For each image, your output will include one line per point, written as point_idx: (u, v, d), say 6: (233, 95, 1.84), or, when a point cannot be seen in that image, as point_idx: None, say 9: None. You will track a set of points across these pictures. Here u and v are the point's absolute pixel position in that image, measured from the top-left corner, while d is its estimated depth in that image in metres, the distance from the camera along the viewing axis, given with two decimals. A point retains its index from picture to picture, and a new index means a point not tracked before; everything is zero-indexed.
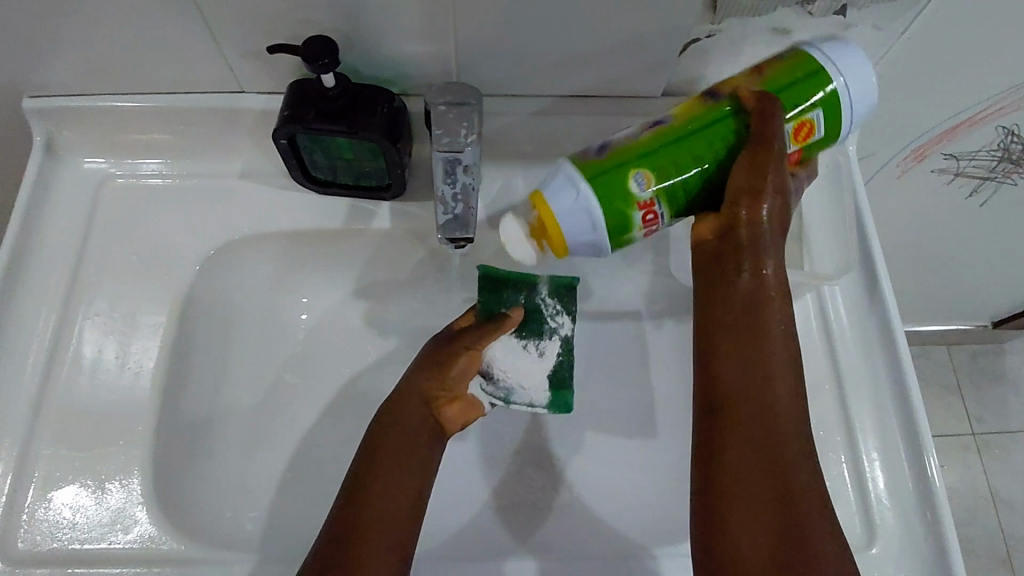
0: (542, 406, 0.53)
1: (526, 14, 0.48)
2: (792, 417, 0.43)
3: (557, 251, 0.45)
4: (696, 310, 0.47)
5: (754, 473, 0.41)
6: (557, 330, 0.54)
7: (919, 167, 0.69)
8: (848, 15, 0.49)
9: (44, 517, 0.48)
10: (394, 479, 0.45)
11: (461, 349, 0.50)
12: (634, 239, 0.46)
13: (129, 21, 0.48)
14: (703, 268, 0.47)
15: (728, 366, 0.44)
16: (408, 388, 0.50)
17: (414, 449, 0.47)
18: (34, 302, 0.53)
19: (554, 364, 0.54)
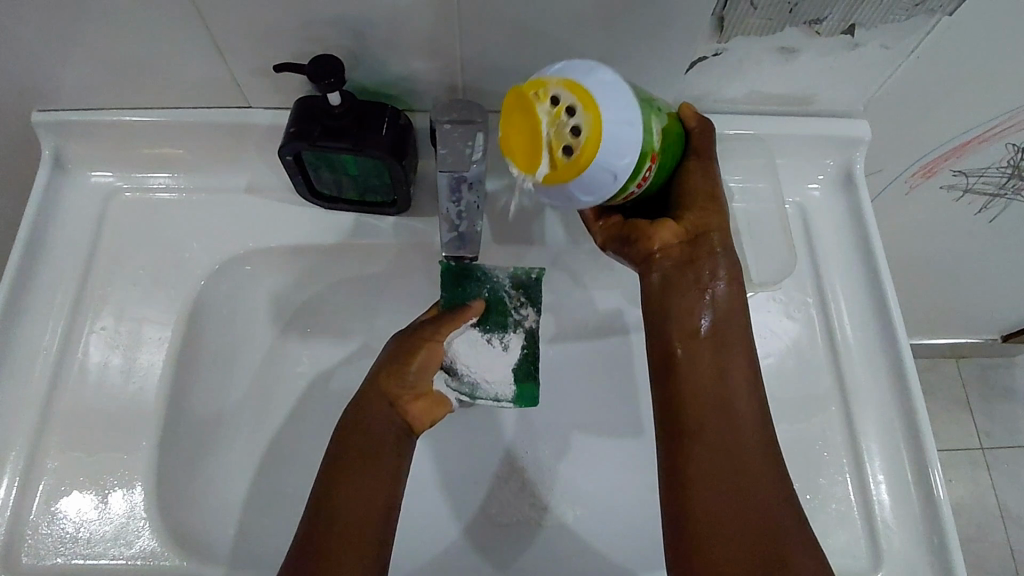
0: (509, 401, 0.53)
1: (532, 32, 0.48)
2: (753, 420, 0.45)
3: (584, 162, 0.36)
4: (654, 318, 0.47)
5: (716, 482, 0.43)
6: (522, 322, 0.54)
7: (927, 183, 0.68)
8: (857, 35, 0.49)
9: (49, 531, 0.48)
10: (369, 479, 0.47)
11: (420, 343, 0.50)
12: (622, 195, 0.41)
13: (139, 37, 0.48)
14: (660, 274, 0.47)
15: (691, 377, 0.45)
16: (371, 385, 0.49)
17: (385, 446, 0.48)
18: (41, 316, 0.53)
19: (519, 358, 0.54)
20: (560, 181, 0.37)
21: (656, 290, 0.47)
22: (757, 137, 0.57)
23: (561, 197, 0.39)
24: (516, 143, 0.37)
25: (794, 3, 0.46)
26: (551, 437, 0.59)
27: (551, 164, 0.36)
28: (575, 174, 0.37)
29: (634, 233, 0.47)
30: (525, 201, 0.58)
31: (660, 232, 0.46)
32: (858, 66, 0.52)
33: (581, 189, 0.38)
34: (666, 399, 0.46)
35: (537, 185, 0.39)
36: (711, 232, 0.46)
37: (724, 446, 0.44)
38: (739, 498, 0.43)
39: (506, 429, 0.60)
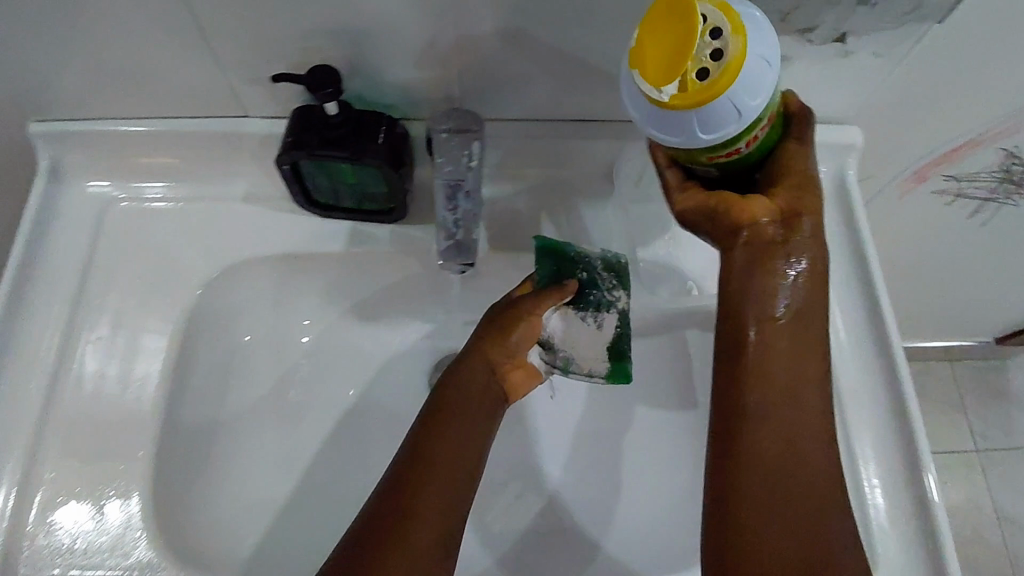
0: (601, 376, 0.54)
1: (526, 41, 0.48)
2: (817, 421, 0.43)
3: (718, 89, 0.35)
4: (731, 298, 0.44)
5: (772, 483, 0.42)
6: (615, 304, 0.53)
7: (919, 188, 0.69)
8: (847, 43, 0.49)
9: (46, 542, 0.47)
10: (446, 466, 0.45)
11: (522, 315, 0.50)
12: (731, 146, 0.39)
13: (135, 47, 0.48)
14: (748, 250, 0.44)
15: (760, 371, 0.43)
16: (467, 359, 0.50)
17: (478, 423, 0.48)
18: (37, 326, 0.53)
19: (613, 337, 0.53)
20: (687, 105, 0.36)
21: (739, 266, 0.44)
22: None
23: (676, 127, 0.38)
24: (654, 55, 0.36)
25: (785, 13, 0.46)
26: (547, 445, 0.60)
27: (681, 85, 0.36)
28: (705, 100, 0.36)
29: (722, 204, 0.43)
30: (521, 209, 0.59)
31: (754, 204, 0.43)
32: (849, 73, 0.52)
33: (702, 120, 0.37)
34: (727, 389, 0.44)
35: (654, 110, 0.38)
36: (803, 215, 0.44)
37: (780, 449, 0.42)
38: (786, 511, 0.41)
39: (503, 437, 0.60)
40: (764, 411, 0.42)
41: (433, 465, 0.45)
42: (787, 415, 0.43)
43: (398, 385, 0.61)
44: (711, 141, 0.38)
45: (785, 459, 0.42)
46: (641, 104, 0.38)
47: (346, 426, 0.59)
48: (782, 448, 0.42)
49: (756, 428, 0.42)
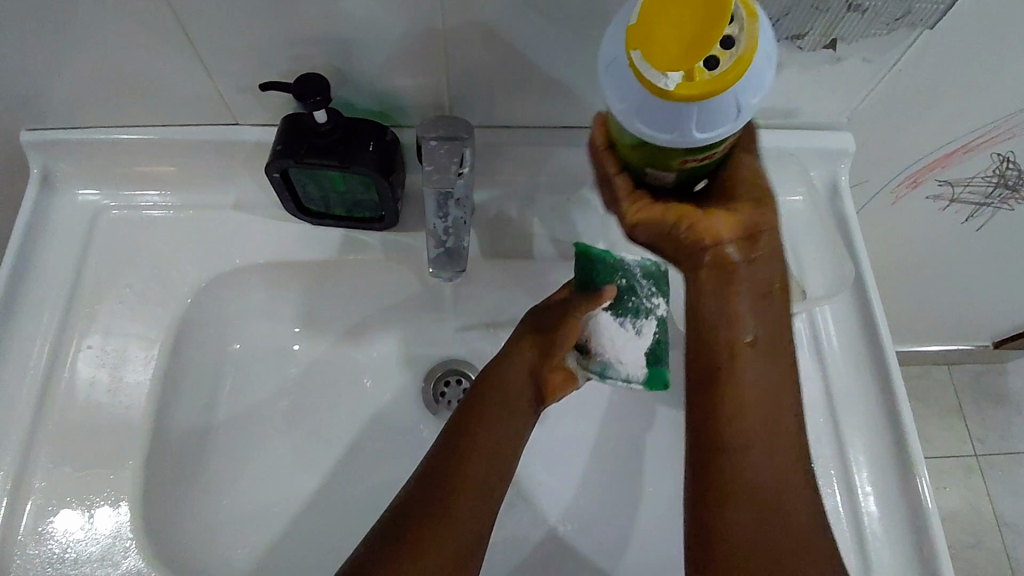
0: (639, 381, 0.51)
1: (516, 48, 0.48)
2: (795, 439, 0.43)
3: (726, 83, 0.33)
4: (703, 319, 0.44)
5: (757, 503, 0.41)
6: (653, 310, 0.52)
7: (912, 194, 0.69)
8: (838, 49, 0.49)
9: (36, 552, 0.47)
10: (484, 457, 0.47)
11: (564, 318, 0.51)
12: (708, 149, 0.37)
13: (125, 55, 0.48)
14: (715, 271, 0.43)
15: (736, 402, 0.42)
16: (506, 360, 0.52)
17: (514, 422, 0.49)
18: (27, 334, 0.52)
19: (651, 342, 0.51)
20: (696, 98, 0.33)
21: (709, 288, 0.43)
22: None
23: (676, 123, 0.35)
24: (662, 42, 0.33)
25: (773, 19, 0.47)
26: (540, 452, 0.59)
27: (687, 74, 0.33)
28: (714, 93, 0.33)
29: (683, 220, 0.43)
30: (513, 216, 0.58)
31: (716, 221, 0.43)
32: (840, 79, 0.52)
33: (704, 116, 0.34)
34: (704, 423, 0.43)
35: (651, 103, 0.34)
36: (762, 231, 0.44)
37: (765, 480, 0.41)
38: (777, 544, 0.40)
39: None
40: (745, 441, 0.42)
41: (471, 453, 0.47)
42: (768, 443, 0.42)
43: (390, 393, 0.61)
44: (706, 141, 0.36)
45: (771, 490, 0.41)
46: (638, 97, 0.35)
47: (338, 434, 0.59)
48: (768, 479, 0.41)
49: (738, 460, 0.42)
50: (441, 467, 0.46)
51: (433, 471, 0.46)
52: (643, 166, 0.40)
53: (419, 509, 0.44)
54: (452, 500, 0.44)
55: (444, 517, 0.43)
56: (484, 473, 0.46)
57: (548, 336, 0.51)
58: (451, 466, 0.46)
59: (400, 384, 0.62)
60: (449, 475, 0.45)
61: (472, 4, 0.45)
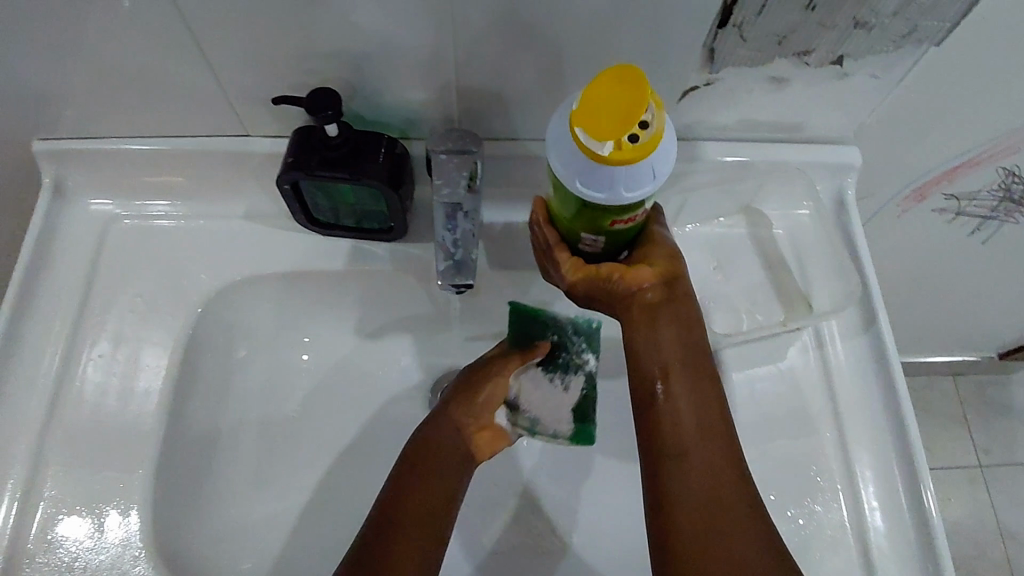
0: (565, 437, 0.57)
1: (526, 63, 0.49)
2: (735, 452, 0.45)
3: (645, 152, 0.37)
4: (636, 353, 0.48)
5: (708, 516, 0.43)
6: (584, 366, 0.57)
7: (919, 207, 0.69)
8: (845, 65, 0.50)
9: (45, 560, 0.47)
10: (443, 472, 0.49)
11: (488, 376, 0.54)
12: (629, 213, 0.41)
13: (139, 67, 0.49)
14: (642, 313, 0.48)
15: (672, 415, 0.46)
16: (447, 405, 0.53)
17: (445, 479, 0.49)
18: (38, 342, 0.53)
19: (578, 399, 0.57)
20: (618, 164, 0.37)
21: (639, 326, 0.48)
22: (753, 165, 0.57)
23: (604, 184, 0.38)
24: (587, 116, 0.37)
25: (781, 36, 0.47)
26: (546, 463, 0.60)
27: (616, 144, 0.36)
28: (634, 160, 0.37)
29: (613, 274, 0.48)
30: (521, 228, 0.59)
31: (640, 272, 0.48)
32: (847, 95, 0.53)
33: (627, 180, 0.38)
34: (646, 441, 0.47)
35: (583, 165, 0.38)
36: (680, 276, 0.49)
37: (709, 483, 0.44)
38: (730, 543, 0.42)
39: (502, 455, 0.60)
40: (681, 448, 0.45)
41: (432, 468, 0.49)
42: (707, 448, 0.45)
43: (397, 402, 0.62)
44: (634, 200, 0.39)
45: (716, 490, 0.44)
46: (570, 160, 0.38)
47: (346, 443, 0.59)
48: (714, 482, 0.44)
49: (681, 467, 0.45)
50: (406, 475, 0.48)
51: (398, 480, 0.48)
52: (573, 233, 0.46)
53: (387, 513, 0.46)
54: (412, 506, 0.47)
55: (406, 521, 0.46)
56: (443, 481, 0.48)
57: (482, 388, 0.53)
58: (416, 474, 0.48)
59: (408, 393, 0.62)
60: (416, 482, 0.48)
61: (482, 20, 0.45)
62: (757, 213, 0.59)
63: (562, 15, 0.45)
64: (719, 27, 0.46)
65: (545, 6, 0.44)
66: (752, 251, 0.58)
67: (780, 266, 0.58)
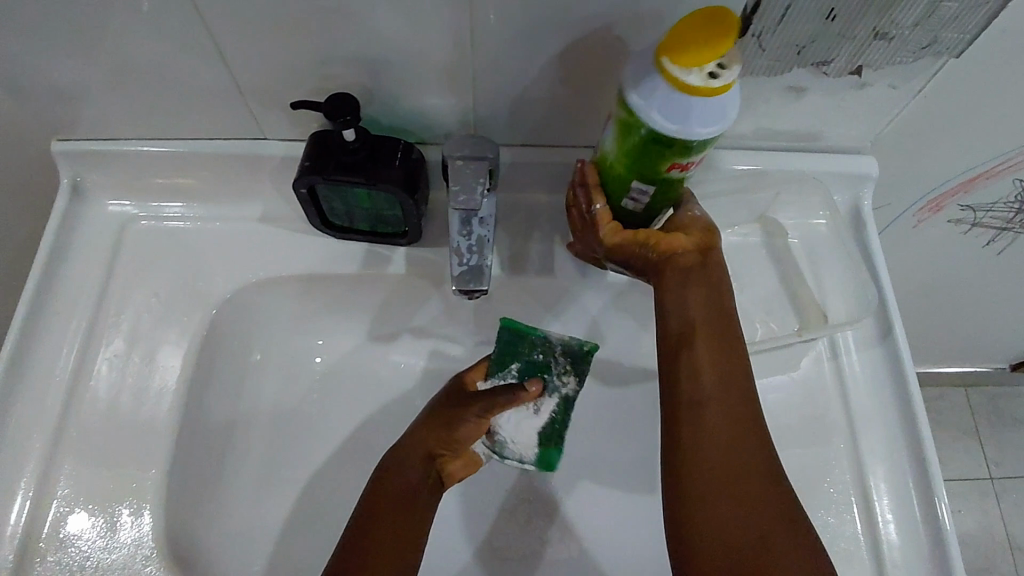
0: (530, 462, 0.57)
1: (544, 70, 0.49)
2: (754, 417, 0.46)
3: (721, 91, 0.39)
4: (665, 314, 0.49)
5: (721, 479, 0.44)
6: (559, 389, 0.55)
7: (934, 218, 0.69)
8: (864, 75, 0.50)
9: (58, 558, 0.47)
10: (410, 489, 0.49)
11: (471, 415, 0.52)
12: (688, 155, 0.43)
13: (160, 69, 0.49)
14: (675, 276, 0.50)
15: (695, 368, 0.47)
16: (420, 427, 0.52)
17: (414, 507, 0.49)
18: (54, 340, 0.53)
19: (546, 423, 0.56)
20: (696, 94, 0.39)
21: (670, 288, 0.50)
22: (766, 174, 0.57)
23: (678, 114, 0.40)
24: (678, 45, 0.38)
25: (800, 46, 0.47)
26: (557, 470, 0.60)
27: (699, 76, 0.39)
28: (712, 95, 0.39)
29: (650, 239, 0.49)
30: (534, 234, 0.59)
31: (675, 239, 0.50)
32: (865, 105, 0.52)
33: (700, 115, 0.40)
34: (668, 401, 0.48)
35: (663, 93, 0.40)
36: (712, 247, 0.51)
37: (724, 438, 0.45)
38: (739, 495, 0.43)
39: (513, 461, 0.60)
40: (701, 405, 0.46)
41: (405, 479, 0.50)
42: (727, 406, 0.46)
43: (409, 406, 0.62)
44: (699, 138, 0.41)
45: (731, 444, 0.45)
46: (650, 89, 0.40)
47: (358, 447, 0.59)
48: (730, 437, 0.45)
49: (699, 427, 0.46)
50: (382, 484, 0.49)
51: (380, 483, 0.49)
52: (620, 184, 0.48)
53: (366, 519, 0.47)
54: (390, 514, 0.47)
55: (387, 522, 0.47)
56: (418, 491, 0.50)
57: (455, 417, 0.52)
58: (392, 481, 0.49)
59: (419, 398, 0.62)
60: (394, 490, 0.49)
61: (501, 27, 0.45)
62: (772, 221, 0.59)
63: (581, 23, 0.45)
64: (738, 37, 0.46)
65: (564, 13, 0.44)
66: (767, 260, 0.58)
67: (795, 275, 0.57)
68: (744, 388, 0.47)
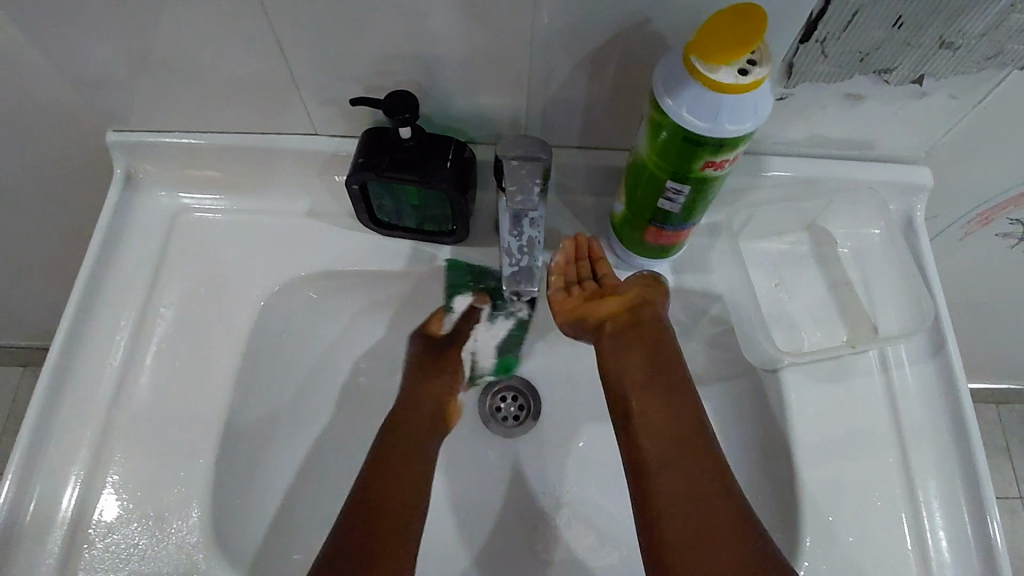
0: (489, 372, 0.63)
1: (601, 72, 0.49)
2: (706, 459, 0.48)
3: (750, 88, 0.38)
4: (612, 379, 0.54)
5: (686, 524, 0.45)
6: (514, 312, 0.60)
7: (982, 230, 0.67)
8: (924, 84, 0.49)
9: (105, 543, 0.48)
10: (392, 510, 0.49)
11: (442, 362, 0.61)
12: (719, 150, 0.41)
13: (218, 63, 0.50)
14: (613, 340, 0.54)
15: (648, 428, 0.50)
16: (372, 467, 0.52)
17: (394, 527, 0.47)
18: (107, 327, 0.54)
19: (505, 337, 0.61)
20: (727, 92, 0.38)
21: (608, 352, 0.54)
22: (818, 181, 0.57)
23: (709, 113, 0.39)
24: (704, 44, 0.37)
25: (864, 53, 0.46)
26: (596, 473, 0.59)
27: (728, 78, 0.38)
28: (742, 92, 0.38)
29: (585, 309, 0.55)
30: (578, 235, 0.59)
31: (604, 304, 0.54)
32: (923, 114, 0.52)
33: (732, 112, 0.39)
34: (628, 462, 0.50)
35: (694, 91, 0.39)
36: (647, 305, 0.54)
37: (677, 483, 0.47)
38: (703, 543, 0.44)
39: (551, 462, 0.60)
40: (655, 458, 0.49)
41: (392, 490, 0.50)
42: (677, 453, 0.48)
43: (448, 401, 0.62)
44: (732, 135, 0.40)
45: (688, 489, 0.46)
46: (679, 87, 0.40)
47: None
48: (685, 484, 0.47)
49: (656, 480, 0.48)
50: (375, 497, 0.49)
51: (358, 506, 0.48)
52: (655, 184, 0.47)
53: (372, 525, 0.47)
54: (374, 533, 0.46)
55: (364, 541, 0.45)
56: (421, 495, 0.52)
57: (446, 361, 0.62)
58: (383, 493, 0.49)
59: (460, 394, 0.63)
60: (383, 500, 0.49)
61: (561, 29, 0.45)
62: (822, 231, 0.59)
63: (642, 25, 0.45)
64: (801, 42, 0.46)
65: (626, 15, 0.44)
66: (816, 269, 0.58)
67: (844, 284, 0.57)
68: (692, 433, 0.49)
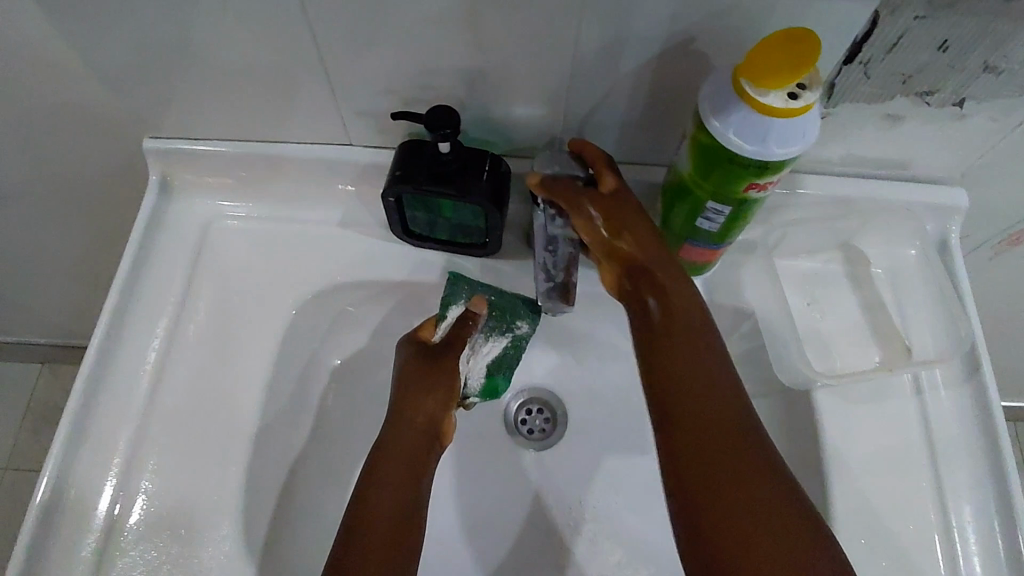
0: (475, 394, 0.57)
1: (639, 89, 0.49)
2: (737, 436, 0.43)
3: (799, 113, 0.38)
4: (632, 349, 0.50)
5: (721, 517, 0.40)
6: (513, 329, 0.57)
7: (1012, 251, 0.66)
8: (965, 107, 0.48)
9: (138, 550, 0.48)
10: (402, 497, 0.47)
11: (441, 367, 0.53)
12: (762, 173, 0.41)
13: (260, 73, 0.50)
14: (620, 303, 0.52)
15: (666, 401, 0.45)
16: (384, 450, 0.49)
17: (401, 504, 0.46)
18: (142, 333, 0.54)
19: (498, 353, 0.57)
20: (776, 116, 0.38)
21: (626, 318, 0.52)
22: (856, 203, 0.57)
23: (756, 136, 0.39)
24: (755, 67, 0.37)
25: (906, 75, 0.46)
26: (621, 488, 0.59)
27: (777, 100, 0.38)
28: (791, 117, 0.38)
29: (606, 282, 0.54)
30: None
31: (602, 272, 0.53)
32: (961, 136, 0.51)
33: (780, 135, 0.39)
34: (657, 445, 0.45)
35: (741, 114, 0.39)
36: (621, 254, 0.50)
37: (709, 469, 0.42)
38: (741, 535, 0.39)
39: (575, 475, 0.60)
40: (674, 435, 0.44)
41: (399, 496, 0.47)
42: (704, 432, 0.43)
43: (474, 414, 0.63)
44: (779, 158, 0.40)
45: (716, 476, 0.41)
46: (727, 109, 0.39)
47: None
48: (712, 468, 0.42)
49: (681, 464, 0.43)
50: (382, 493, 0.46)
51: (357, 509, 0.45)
52: (695, 203, 0.47)
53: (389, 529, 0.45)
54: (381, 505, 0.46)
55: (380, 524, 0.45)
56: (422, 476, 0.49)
57: (443, 373, 0.53)
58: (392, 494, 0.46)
59: (484, 407, 0.63)
60: (395, 509, 0.46)
61: (602, 46, 0.45)
62: (854, 251, 0.59)
63: (685, 44, 0.45)
64: (844, 63, 0.46)
65: (670, 34, 0.44)
66: (849, 290, 0.58)
67: (878, 305, 0.57)
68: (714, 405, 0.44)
